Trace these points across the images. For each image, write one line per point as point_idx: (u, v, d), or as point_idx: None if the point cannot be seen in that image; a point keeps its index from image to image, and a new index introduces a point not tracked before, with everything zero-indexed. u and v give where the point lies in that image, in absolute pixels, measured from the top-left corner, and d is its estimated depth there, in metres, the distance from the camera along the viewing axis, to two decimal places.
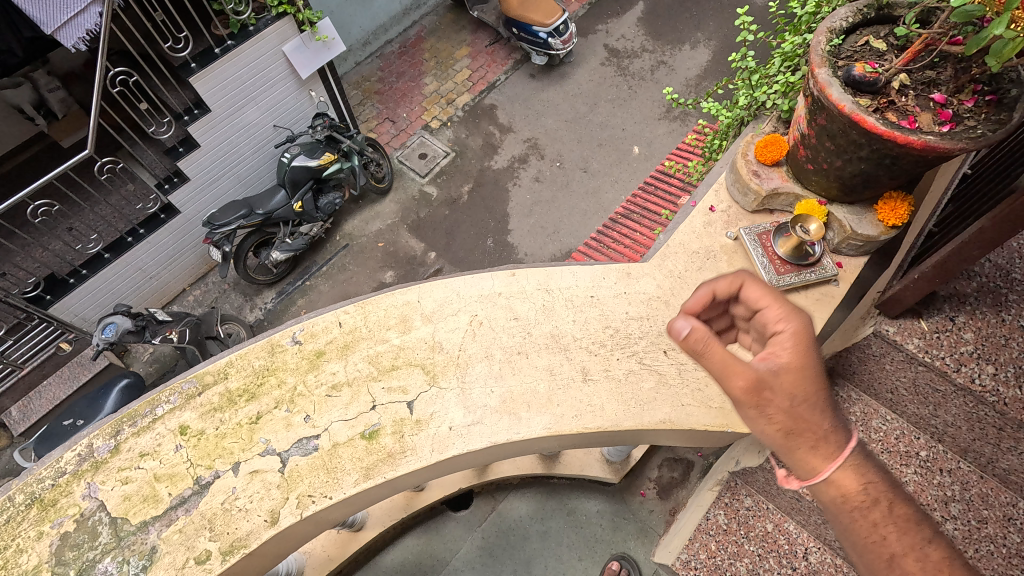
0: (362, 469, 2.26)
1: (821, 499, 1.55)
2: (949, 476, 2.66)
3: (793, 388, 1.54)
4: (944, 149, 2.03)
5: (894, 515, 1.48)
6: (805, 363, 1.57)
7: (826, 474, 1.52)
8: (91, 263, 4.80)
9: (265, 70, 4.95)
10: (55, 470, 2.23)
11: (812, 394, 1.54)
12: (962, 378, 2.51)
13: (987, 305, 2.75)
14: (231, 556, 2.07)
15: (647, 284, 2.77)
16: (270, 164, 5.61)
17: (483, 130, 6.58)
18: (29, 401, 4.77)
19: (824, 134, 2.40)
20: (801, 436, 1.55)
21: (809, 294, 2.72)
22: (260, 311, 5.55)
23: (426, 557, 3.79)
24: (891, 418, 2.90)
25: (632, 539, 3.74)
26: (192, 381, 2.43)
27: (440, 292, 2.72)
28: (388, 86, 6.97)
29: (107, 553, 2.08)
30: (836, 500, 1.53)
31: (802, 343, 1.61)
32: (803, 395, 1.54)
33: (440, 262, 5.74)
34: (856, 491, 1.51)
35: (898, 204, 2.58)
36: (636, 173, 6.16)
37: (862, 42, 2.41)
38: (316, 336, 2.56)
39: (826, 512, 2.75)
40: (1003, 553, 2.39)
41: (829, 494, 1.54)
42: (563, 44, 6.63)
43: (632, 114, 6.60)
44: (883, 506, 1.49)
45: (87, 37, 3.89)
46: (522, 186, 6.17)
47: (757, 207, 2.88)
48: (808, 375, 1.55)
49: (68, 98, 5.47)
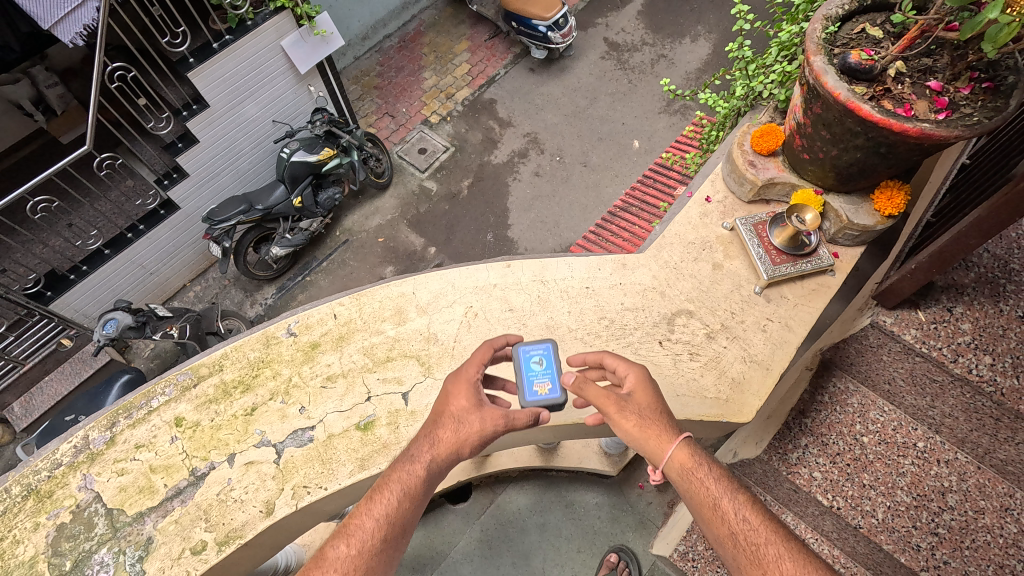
0: (357, 460, 2.26)
1: (676, 479, 1.72)
2: (946, 467, 2.56)
3: (636, 398, 1.87)
4: (940, 137, 2.02)
5: (726, 487, 1.67)
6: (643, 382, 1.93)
7: (671, 453, 1.74)
8: (92, 259, 4.80)
9: (264, 64, 4.92)
10: (51, 462, 2.23)
11: (653, 403, 1.87)
12: (959, 368, 2.60)
13: (984, 296, 2.77)
14: (226, 546, 2.07)
15: (643, 275, 2.77)
16: (268, 159, 5.59)
17: (482, 124, 6.56)
18: (31, 398, 4.76)
19: (820, 123, 2.39)
20: (648, 430, 1.80)
21: (806, 284, 2.72)
22: (260, 306, 5.55)
23: (425, 550, 3.80)
24: (888, 409, 2.80)
25: (631, 531, 3.75)
26: (187, 372, 2.43)
27: (435, 283, 2.71)
28: (387, 80, 6.95)
29: (102, 543, 2.08)
30: (683, 478, 1.71)
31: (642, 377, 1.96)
32: (644, 403, 1.87)
33: (439, 257, 5.74)
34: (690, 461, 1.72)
35: (895, 192, 2.56)
36: (636, 166, 6.15)
37: (858, 30, 2.40)
38: (311, 328, 2.56)
39: (823, 503, 2.74)
40: (999, 544, 2.35)
41: (680, 472, 1.72)
42: (563, 37, 6.60)
43: (632, 107, 6.57)
44: (715, 471, 1.70)
45: (84, 32, 3.86)
46: (521, 181, 6.15)
47: (753, 197, 2.87)
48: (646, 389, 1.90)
49: (67, 94, 5.41)
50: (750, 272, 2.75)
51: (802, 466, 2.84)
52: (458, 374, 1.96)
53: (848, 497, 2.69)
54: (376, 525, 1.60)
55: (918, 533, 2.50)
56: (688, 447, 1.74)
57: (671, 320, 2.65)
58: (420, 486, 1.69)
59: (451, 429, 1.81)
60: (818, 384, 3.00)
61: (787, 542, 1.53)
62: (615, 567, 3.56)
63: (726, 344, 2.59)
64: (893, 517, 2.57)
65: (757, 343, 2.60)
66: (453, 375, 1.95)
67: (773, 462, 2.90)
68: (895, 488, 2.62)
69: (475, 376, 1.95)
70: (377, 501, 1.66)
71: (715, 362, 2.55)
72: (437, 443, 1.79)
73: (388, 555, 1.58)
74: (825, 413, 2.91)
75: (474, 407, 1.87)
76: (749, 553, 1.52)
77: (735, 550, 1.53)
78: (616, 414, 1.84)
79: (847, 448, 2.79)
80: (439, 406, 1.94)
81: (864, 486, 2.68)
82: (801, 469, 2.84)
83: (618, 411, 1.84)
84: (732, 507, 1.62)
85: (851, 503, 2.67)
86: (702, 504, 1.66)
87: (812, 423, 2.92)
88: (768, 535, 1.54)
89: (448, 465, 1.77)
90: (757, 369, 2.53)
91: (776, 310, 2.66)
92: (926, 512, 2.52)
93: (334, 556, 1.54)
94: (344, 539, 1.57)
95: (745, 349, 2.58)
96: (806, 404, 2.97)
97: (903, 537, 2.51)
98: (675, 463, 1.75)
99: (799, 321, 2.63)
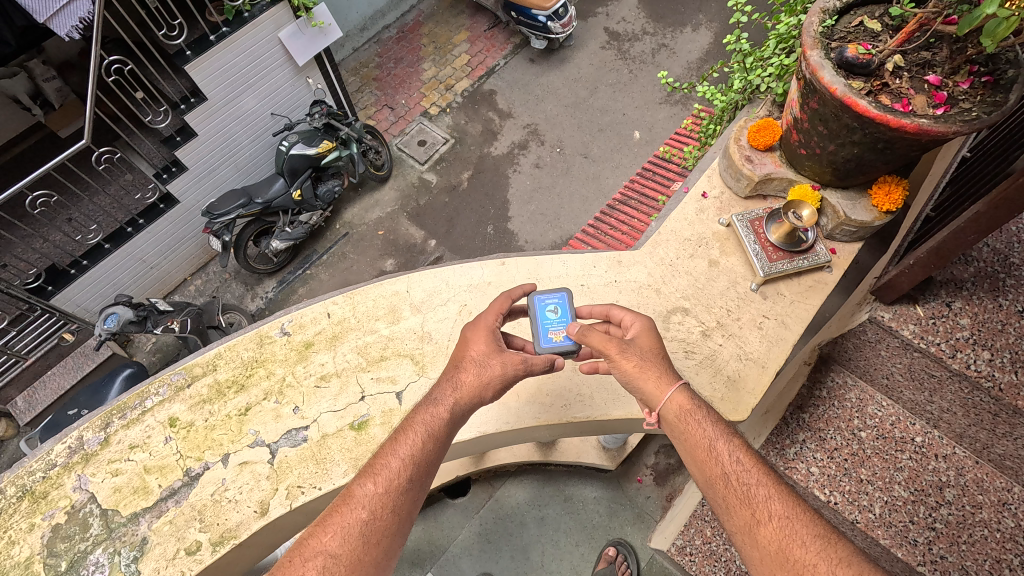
0: (351, 460, 2.25)
1: (674, 419, 1.79)
2: (943, 462, 2.57)
3: (641, 342, 1.96)
4: (938, 133, 1.98)
5: (722, 432, 1.76)
6: (649, 332, 2.01)
7: (671, 397, 1.81)
8: (92, 253, 4.77)
9: (261, 56, 4.89)
10: (45, 463, 2.23)
11: (657, 349, 1.94)
12: (957, 363, 2.55)
13: (984, 291, 2.73)
14: (221, 547, 2.09)
15: (638, 272, 2.76)
16: (267, 153, 5.56)
17: (482, 116, 6.51)
18: (35, 392, 4.84)
19: (817, 118, 2.36)
20: (648, 373, 1.88)
21: (803, 281, 2.70)
22: (261, 300, 5.55)
23: (424, 544, 3.81)
24: (886, 403, 2.81)
25: (630, 525, 3.76)
26: (181, 372, 2.43)
27: (429, 281, 2.70)
28: (386, 72, 6.89)
29: (98, 544, 2.09)
30: (681, 420, 1.79)
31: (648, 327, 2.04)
32: (649, 348, 1.95)
33: (440, 250, 5.72)
34: (687, 406, 1.80)
35: (892, 188, 2.53)
36: (637, 157, 6.10)
37: (857, 23, 2.36)
38: (305, 327, 2.56)
39: (819, 498, 2.72)
40: (997, 538, 2.34)
41: (678, 413, 1.79)
42: (563, 27, 6.53)
43: (633, 98, 6.51)
44: (712, 416, 1.79)
45: (80, 25, 3.83)
46: (522, 173, 6.12)
47: (750, 193, 2.85)
48: (651, 337, 1.99)
49: (64, 88, 5.40)
50: (746, 269, 2.73)
51: (799, 462, 2.83)
52: (476, 323, 2.03)
53: (846, 493, 2.68)
54: (401, 464, 1.65)
55: (915, 527, 2.49)
56: (687, 392, 1.82)
57: (666, 317, 2.64)
58: (443, 427, 1.75)
59: (474, 373, 1.88)
60: (816, 380, 3.00)
61: (775, 484, 1.62)
62: (613, 561, 3.56)
63: (721, 342, 2.58)
64: (890, 512, 2.57)
65: (752, 341, 2.58)
66: (472, 325, 2.02)
67: (771, 457, 2.89)
68: (892, 483, 2.62)
69: (493, 325, 2.02)
70: (403, 442, 1.70)
71: (710, 360, 2.54)
72: (459, 388, 1.86)
73: (412, 494, 1.62)
74: (823, 408, 2.90)
75: (495, 351, 1.95)
76: (739, 492, 1.61)
77: (726, 489, 1.61)
78: (617, 355, 1.91)
79: (844, 444, 2.78)
80: (456, 352, 1.99)
81: (862, 482, 2.68)
82: (798, 464, 2.83)
83: (620, 354, 1.90)
84: (725, 449, 1.70)
85: (848, 498, 2.67)
86: (696, 445, 1.74)
87: (810, 418, 2.91)
88: (759, 477, 1.64)
89: (470, 407, 1.85)
90: (752, 367, 2.52)
91: (772, 307, 2.65)
92: (923, 507, 2.51)
93: (361, 493, 1.59)
94: (371, 478, 1.62)
95: (741, 346, 2.57)
96: (804, 400, 2.96)
97: (899, 532, 2.51)
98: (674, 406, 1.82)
99: (795, 318, 2.61)
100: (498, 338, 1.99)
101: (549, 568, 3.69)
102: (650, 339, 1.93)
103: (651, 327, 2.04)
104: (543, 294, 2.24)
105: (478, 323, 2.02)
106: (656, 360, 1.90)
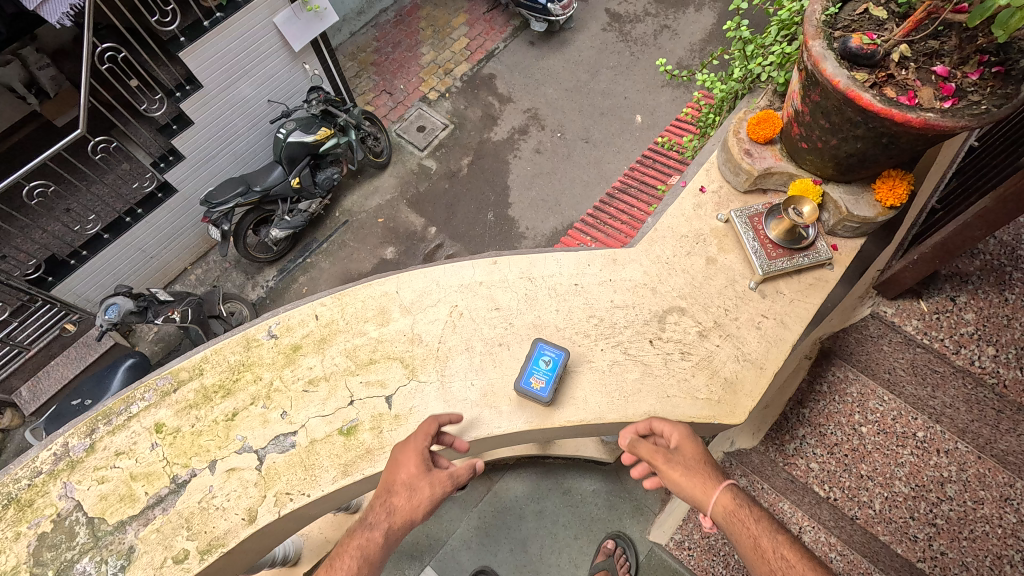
0: (340, 466, 2.28)
1: (724, 522, 1.83)
2: (946, 457, 2.52)
3: (684, 451, 2.04)
4: (945, 127, 1.92)
5: (771, 533, 1.78)
6: (689, 438, 2.09)
7: (717, 501, 1.86)
8: (91, 244, 4.72)
9: (257, 43, 4.78)
10: (31, 470, 2.26)
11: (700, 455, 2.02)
12: (960, 360, 2.54)
13: (990, 284, 2.66)
14: (209, 555, 2.12)
15: (634, 270, 2.70)
16: (265, 141, 5.47)
17: (481, 100, 6.39)
18: (39, 381, 4.83)
19: (819, 111, 2.28)
20: (695, 480, 1.94)
21: (803, 279, 2.64)
22: (261, 289, 5.49)
23: (422, 537, 3.78)
24: (888, 398, 2.72)
25: (629, 517, 3.72)
26: (166, 377, 2.44)
27: (419, 281, 2.69)
28: (384, 56, 6.76)
29: (84, 553, 2.12)
30: (731, 522, 1.83)
31: (686, 433, 2.13)
32: (693, 455, 2.02)
33: (440, 238, 5.65)
34: (733, 504, 1.86)
35: (897, 183, 2.47)
36: (638, 142, 6.00)
37: (861, 10, 2.26)
38: (292, 330, 2.56)
39: (819, 494, 2.68)
40: (997, 534, 2.31)
41: (725, 516, 1.84)
42: (563, 9, 6.38)
43: (635, 81, 6.38)
44: (757, 513, 1.82)
45: (71, 13, 3.73)
46: (522, 158, 6.02)
47: (750, 186, 2.76)
48: (693, 444, 2.06)
49: (59, 75, 5.29)
50: (745, 266, 2.67)
51: (799, 457, 2.79)
52: (407, 446, 2.13)
53: (845, 489, 2.64)
54: None
55: (915, 523, 2.47)
56: (732, 493, 1.87)
57: (663, 317, 2.59)
58: (374, 553, 1.85)
59: (405, 497, 1.97)
60: (817, 373, 2.91)
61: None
62: (611, 554, 3.56)
63: (719, 343, 2.53)
64: (890, 508, 2.54)
65: (750, 341, 2.53)
66: (402, 448, 2.13)
67: (770, 453, 2.85)
68: (893, 479, 2.57)
69: (424, 447, 2.10)
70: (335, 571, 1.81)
71: (707, 362, 2.49)
72: (393, 513, 1.95)
73: None
74: (823, 403, 2.83)
75: (423, 473, 2.04)
76: None
77: None
78: (664, 466, 2.01)
79: (844, 439, 2.73)
80: (387, 476, 2.09)
81: (862, 478, 2.63)
82: (798, 460, 2.79)
83: (667, 465, 2.00)
84: (773, 548, 1.74)
85: (848, 494, 2.63)
86: (747, 546, 1.77)
87: (810, 413, 2.85)
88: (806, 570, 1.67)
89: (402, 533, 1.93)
90: (750, 368, 2.48)
91: (772, 306, 2.59)
92: (924, 503, 2.48)
93: None
94: None
95: (739, 347, 2.52)
96: (805, 394, 2.89)
97: (899, 528, 2.48)
98: (720, 507, 1.87)
99: (795, 317, 2.55)
100: (427, 459, 2.08)
101: (548, 561, 3.68)
102: (693, 447, 2.02)
103: (688, 432, 2.14)
104: (545, 344, 2.42)
105: (407, 445, 2.12)
106: (699, 466, 1.97)
